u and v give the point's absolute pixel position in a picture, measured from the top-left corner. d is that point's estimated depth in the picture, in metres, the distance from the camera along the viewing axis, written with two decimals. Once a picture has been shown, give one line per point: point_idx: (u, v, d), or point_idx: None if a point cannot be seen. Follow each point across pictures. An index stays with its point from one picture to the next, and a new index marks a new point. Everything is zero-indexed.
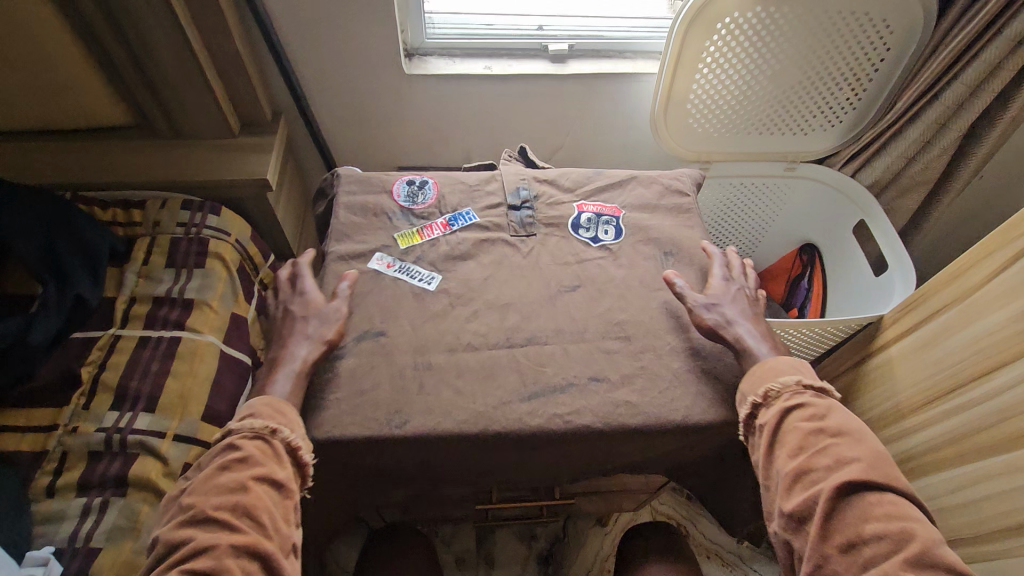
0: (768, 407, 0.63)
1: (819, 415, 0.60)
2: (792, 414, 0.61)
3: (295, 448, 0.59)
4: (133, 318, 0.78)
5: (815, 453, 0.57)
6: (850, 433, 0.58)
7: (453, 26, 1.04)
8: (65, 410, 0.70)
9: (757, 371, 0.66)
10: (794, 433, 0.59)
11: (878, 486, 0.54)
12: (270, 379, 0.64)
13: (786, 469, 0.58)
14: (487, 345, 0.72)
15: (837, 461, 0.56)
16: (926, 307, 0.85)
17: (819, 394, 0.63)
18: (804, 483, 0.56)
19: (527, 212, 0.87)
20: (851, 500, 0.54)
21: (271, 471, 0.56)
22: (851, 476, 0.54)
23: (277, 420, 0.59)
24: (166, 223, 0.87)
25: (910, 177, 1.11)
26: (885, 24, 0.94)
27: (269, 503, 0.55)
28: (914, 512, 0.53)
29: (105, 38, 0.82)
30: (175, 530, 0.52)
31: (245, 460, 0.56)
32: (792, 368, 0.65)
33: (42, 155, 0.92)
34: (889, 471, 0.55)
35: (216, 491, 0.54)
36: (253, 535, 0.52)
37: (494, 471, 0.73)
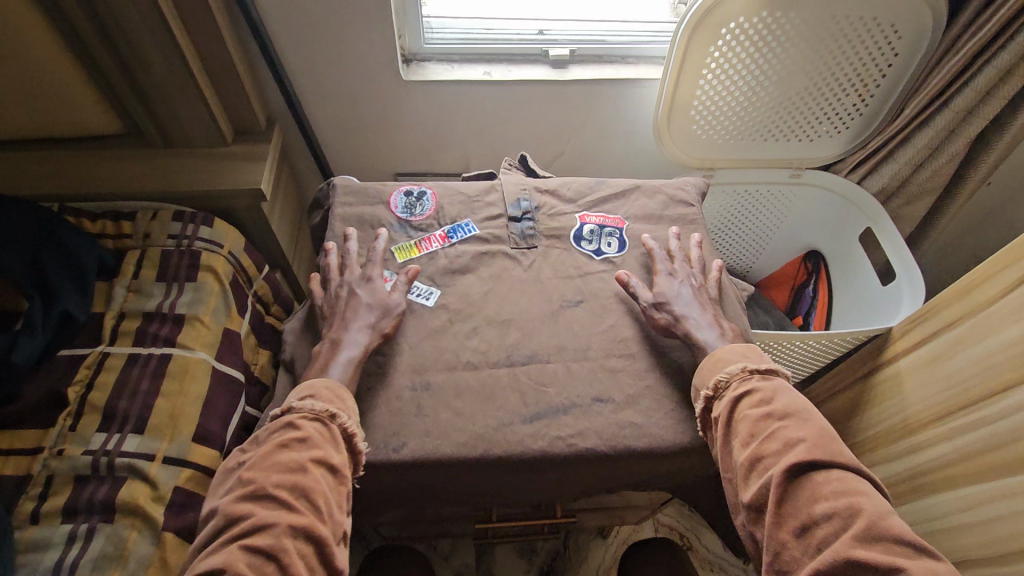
0: (720, 399, 0.64)
1: (767, 400, 0.61)
2: (740, 403, 0.62)
3: (350, 435, 0.61)
4: (122, 334, 0.76)
5: (764, 439, 0.57)
6: (795, 414, 0.59)
7: (452, 31, 1.02)
8: (51, 431, 0.67)
9: (708, 366, 0.67)
10: (744, 421, 0.60)
11: (824, 464, 0.54)
12: (329, 359, 0.66)
13: (741, 459, 0.58)
14: (487, 363, 0.71)
15: (785, 444, 0.56)
16: (939, 319, 0.84)
17: (765, 376, 0.64)
18: (758, 471, 0.56)
19: (528, 223, 0.85)
20: (800, 482, 0.54)
21: (328, 455, 0.58)
22: (797, 457, 0.54)
23: (336, 405, 0.61)
24: (156, 235, 0.84)
25: (917, 184, 1.09)
26: (893, 30, 0.92)
27: (325, 486, 0.56)
28: (863, 486, 0.53)
29: (94, 47, 0.79)
30: (236, 503, 0.53)
31: (305, 441, 0.58)
32: (737, 355, 0.66)
33: (30, 165, 0.90)
34: (834, 448, 0.56)
35: (277, 469, 0.55)
36: (309, 517, 0.53)
37: (495, 492, 0.71)
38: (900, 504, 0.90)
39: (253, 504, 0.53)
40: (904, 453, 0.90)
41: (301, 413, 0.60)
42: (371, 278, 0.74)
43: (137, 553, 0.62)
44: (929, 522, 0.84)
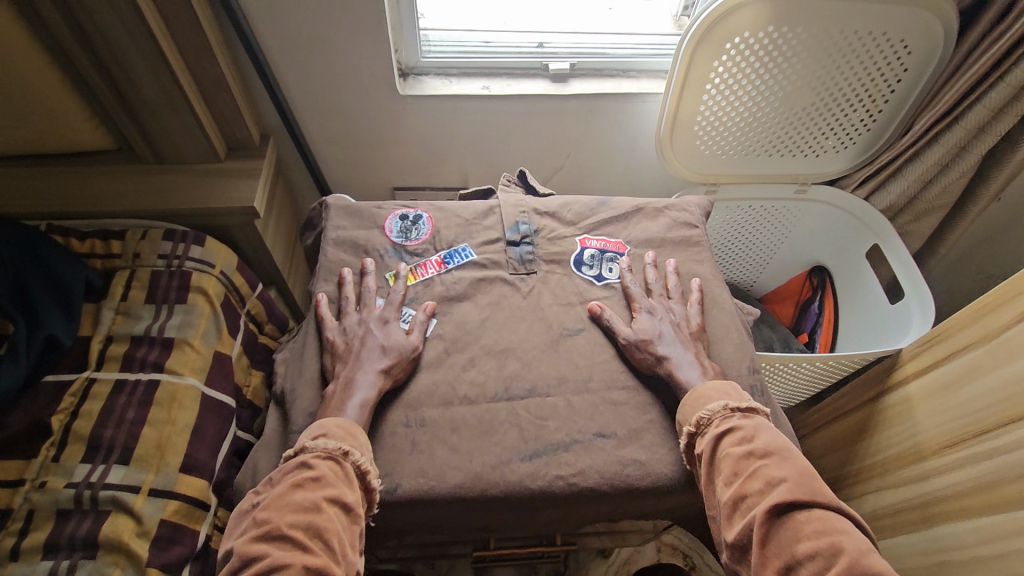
0: (702, 435, 0.65)
1: (748, 438, 0.61)
2: (722, 441, 0.62)
3: (362, 473, 0.60)
4: (109, 359, 0.74)
5: (746, 478, 0.57)
6: (776, 453, 0.59)
7: (450, 45, 1.00)
8: (33, 463, 0.65)
9: (688, 403, 0.68)
10: (726, 459, 0.60)
11: (805, 503, 0.53)
12: (344, 398, 0.66)
13: (724, 498, 0.58)
14: (484, 397, 0.71)
15: (766, 483, 0.56)
16: (955, 340, 0.82)
17: (746, 414, 0.65)
18: (742, 510, 0.56)
19: (527, 247, 0.84)
20: (783, 522, 0.53)
21: (341, 493, 0.57)
22: (778, 497, 0.54)
23: (349, 444, 0.61)
24: (146, 254, 0.82)
25: (926, 201, 1.07)
26: (902, 45, 0.90)
27: (340, 525, 0.54)
28: (844, 525, 0.52)
29: (81, 63, 0.78)
30: (253, 544, 0.52)
31: (319, 479, 0.57)
32: (716, 394, 0.67)
33: (18, 183, 0.88)
34: (815, 487, 0.55)
35: (291, 507, 0.54)
36: (324, 558, 0.51)
37: (493, 523, 0.70)
38: (908, 532, 0.88)
39: (266, 544, 0.52)
40: (916, 478, 0.87)
41: (315, 452, 0.59)
42: (388, 321, 0.74)
43: None
44: (938, 552, 0.82)
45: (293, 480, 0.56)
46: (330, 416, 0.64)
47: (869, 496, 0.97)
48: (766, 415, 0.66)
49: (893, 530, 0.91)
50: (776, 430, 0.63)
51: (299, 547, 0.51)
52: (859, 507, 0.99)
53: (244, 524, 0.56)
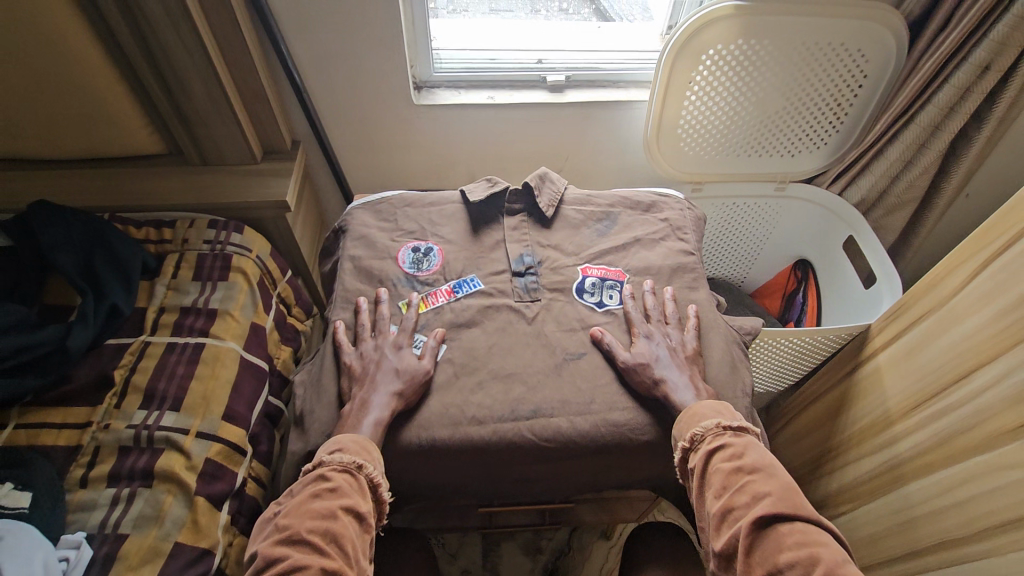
0: (695, 449, 0.71)
1: (738, 454, 0.67)
2: (714, 456, 0.68)
3: (374, 485, 0.68)
4: (162, 326, 0.85)
5: (734, 491, 0.64)
6: (763, 469, 0.65)
7: (459, 61, 1.12)
8: (99, 408, 0.76)
9: (684, 420, 0.73)
10: (717, 474, 0.67)
11: (787, 516, 0.60)
12: (359, 417, 0.73)
13: (713, 510, 0.65)
14: (491, 418, 0.77)
15: (753, 497, 0.62)
16: (911, 313, 0.91)
17: (737, 433, 0.71)
18: (729, 521, 0.62)
19: (531, 277, 0.91)
20: (767, 533, 0.59)
21: (356, 503, 0.65)
22: (761, 511, 0.60)
23: (363, 457, 0.68)
24: (193, 240, 0.94)
25: (894, 196, 1.17)
26: (861, 55, 1.00)
27: (352, 532, 0.63)
28: (824, 538, 0.58)
29: (143, 75, 0.91)
30: (277, 547, 0.60)
31: (335, 490, 0.65)
32: (713, 412, 0.72)
33: (83, 180, 1.02)
34: (797, 502, 0.61)
35: (310, 516, 0.62)
36: (339, 562, 0.59)
37: (499, 470, 0.78)
38: (882, 494, 0.95)
39: (289, 548, 0.60)
40: (885, 443, 0.95)
41: (331, 465, 0.67)
42: (402, 347, 0.82)
43: (172, 515, 0.69)
44: (908, 509, 0.89)
45: (312, 491, 0.64)
46: (340, 434, 0.72)
47: (848, 467, 1.04)
48: (754, 433, 0.72)
49: (870, 495, 0.98)
50: (765, 448, 0.69)
51: (317, 552, 0.60)
52: (840, 477, 1.06)
53: (269, 530, 0.64)
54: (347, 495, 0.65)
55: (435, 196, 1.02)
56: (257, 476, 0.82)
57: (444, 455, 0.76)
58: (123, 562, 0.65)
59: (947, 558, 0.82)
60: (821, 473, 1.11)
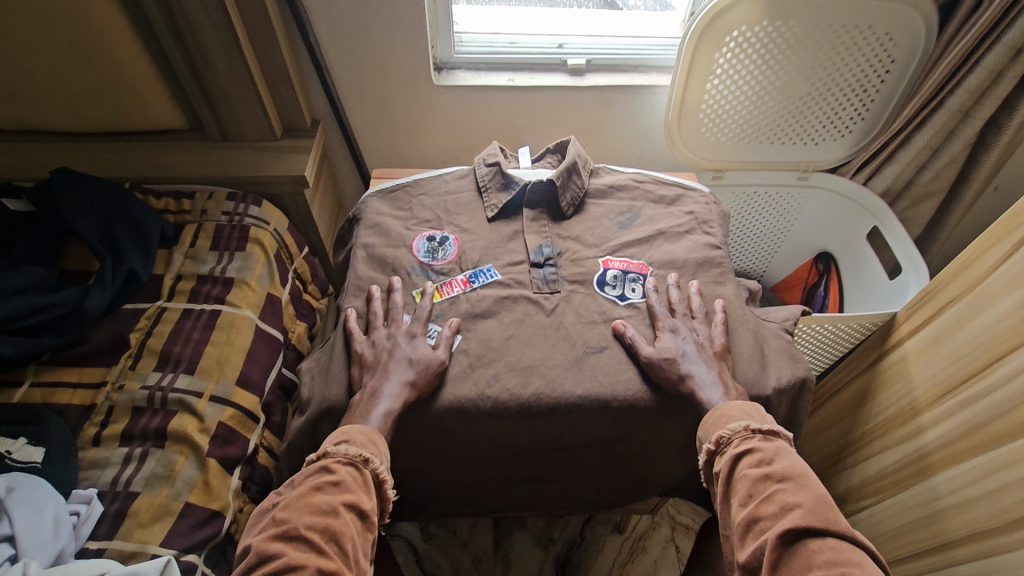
0: (721, 454, 0.66)
1: (767, 460, 0.62)
2: (740, 461, 0.63)
3: (378, 481, 0.64)
4: (179, 293, 0.85)
5: (761, 500, 0.58)
6: (794, 479, 0.59)
7: (480, 44, 1.12)
8: (114, 369, 0.76)
9: (710, 421, 0.68)
10: (742, 480, 0.61)
11: (817, 531, 0.54)
12: (369, 407, 0.68)
13: (738, 518, 0.59)
14: (510, 413, 0.71)
15: (781, 507, 0.57)
16: (940, 298, 0.88)
17: (768, 437, 0.65)
18: (754, 533, 0.57)
19: (551, 269, 0.84)
20: (795, 550, 0.53)
21: (360, 500, 0.60)
22: (788, 523, 0.54)
23: (370, 451, 0.63)
24: (212, 211, 0.95)
25: (921, 185, 1.16)
26: (888, 38, 0.98)
27: (354, 531, 0.58)
28: (858, 557, 0.52)
29: (168, 48, 0.92)
30: (270, 543, 0.55)
31: (339, 485, 0.60)
32: (741, 413, 0.67)
33: (105, 152, 1.03)
34: (830, 517, 0.55)
35: (309, 511, 0.57)
36: (339, 563, 0.54)
37: (516, 450, 0.75)
38: (909, 485, 0.92)
39: (285, 544, 0.55)
40: (912, 433, 0.92)
41: (336, 457, 0.63)
42: (415, 336, 0.75)
43: (183, 475, 0.68)
44: (936, 500, 0.86)
45: (315, 483, 0.60)
46: (349, 425, 0.67)
47: (872, 460, 1.01)
48: (788, 439, 0.67)
49: (895, 487, 0.95)
50: (797, 454, 0.64)
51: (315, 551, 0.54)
52: (864, 470, 1.03)
53: (263, 522, 0.59)
54: (351, 491, 0.61)
55: (452, 183, 0.96)
56: (270, 445, 0.81)
57: (457, 437, 0.73)
58: (134, 519, 0.64)
59: (977, 549, 0.79)
60: (842, 468, 1.08)
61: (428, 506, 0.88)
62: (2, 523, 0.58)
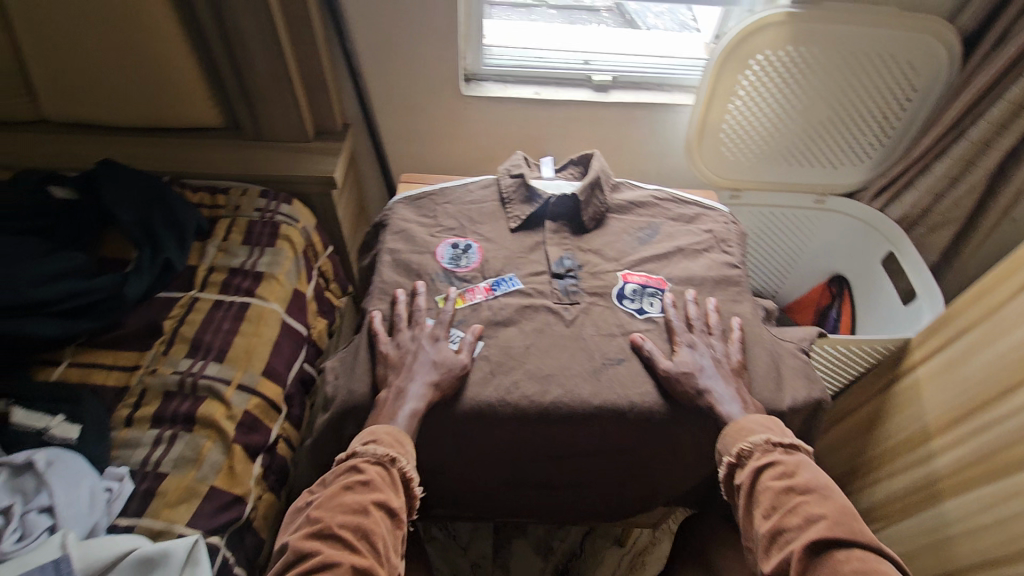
0: (743, 466, 0.67)
1: (789, 473, 0.63)
2: (762, 473, 0.64)
3: (406, 479, 0.66)
4: (211, 284, 0.89)
5: (786, 512, 0.60)
6: (817, 490, 0.61)
7: (509, 58, 1.16)
8: (148, 353, 0.79)
9: (730, 433, 0.69)
10: (766, 493, 0.63)
11: (843, 542, 0.56)
12: (394, 408, 0.70)
13: (762, 530, 0.61)
14: (526, 419, 0.73)
15: (805, 519, 0.59)
16: (954, 326, 0.89)
17: (788, 450, 0.66)
18: (779, 545, 0.59)
19: (572, 280, 0.86)
20: (820, 560, 0.55)
21: (388, 498, 0.63)
22: (814, 534, 0.57)
23: (397, 451, 0.66)
24: (245, 207, 0.99)
25: (939, 213, 1.12)
26: (908, 66, 1.03)
27: (384, 528, 0.61)
28: (883, 566, 0.54)
29: (214, 49, 0.96)
30: (306, 542, 0.59)
31: (368, 484, 0.63)
32: (762, 428, 0.68)
33: (146, 146, 1.07)
34: (853, 527, 0.57)
35: (342, 510, 0.61)
36: (372, 560, 0.58)
37: (530, 455, 0.77)
38: (917, 510, 0.92)
39: (320, 543, 0.58)
40: (921, 459, 0.93)
41: (364, 457, 0.65)
42: (439, 339, 0.77)
43: (210, 460, 0.71)
44: (944, 526, 0.86)
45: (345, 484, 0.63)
46: (377, 424, 0.69)
47: (880, 484, 1.02)
48: (807, 451, 0.68)
49: (902, 511, 0.96)
50: (818, 468, 0.65)
51: (349, 549, 0.58)
52: (871, 494, 1.03)
53: (299, 520, 0.63)
54: (380, 490, 0.64)
55: (476, 193, 0.97)
56: (288, 437, 0.83)
57: (474, 439, 0.75)
58: (163, 499, 0.67)
59: None
60: (848, 491, 1.09)
61: (439, 507, 0.90)
62: (42, 496, 0.62)
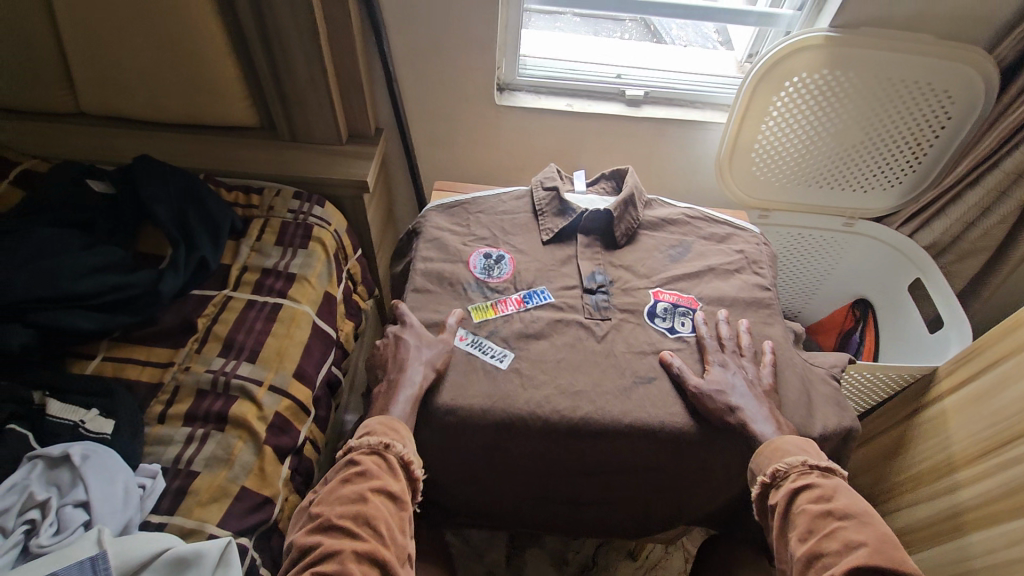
0: (777, 487, 0.67)
1: (826, 497, 0.63)
2: (799, 496, 0.65)
3: (406, 463, 0.66)
4: (244, 283, 0.89)
5: (824, 537, 0.60)
6: (856, 517, 0.61)
7: (543, 69, 1.16)
8: (181, 351, 0.80)
9: (764, 453, 0.69)
10: (803, 516, 0.63)
11: (886, 571, 0.55)
12: (390, 398, 0.71)
13: (798, 553, 0.61)
14: (556, 434, 0.73)
15: (844, 545, 0.58)
16: (986, 357, 0.88)
17: (825, 473, 0.66)
18: (816, 569, 0.58)
19: (603, 296, 0.85)
20: None
21: (387, 484, 0.64)
22: (854, 561, 0.56)
23: (391, 437, 0.66)
24: (279, 208, 0.99)
25: (969, 242, 1.15)
26: (946, 96, 1.00)
27: (386, 512, 0.61)
28: None
29: (254, 50, 0.97)
30: (309, 535, 0.60)
31: (365, 473, 0.64)
32: (798, 449, 0.68)
33: (182, 143, 1.08)
34: (897, 556, 0.56)
35: (340, 501, 0.62)
36: (374, 543, 0.58)
37: (557, 470, 0.77)
38: (940, 542, 0.91)
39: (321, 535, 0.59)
40: (946, 490, 0.92)
41: (359, 449, 0.66)
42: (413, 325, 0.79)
43: (241, 460, 0.71)
44: (967, 560, 0.85)
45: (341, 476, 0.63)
46: (372, 417, 0.70)
47: (902, 513, 1.01)
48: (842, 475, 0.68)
49: (924, 543, 0.95)
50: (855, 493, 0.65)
51: (350, 535, 0.59)
52: (892, 522, 1.02)
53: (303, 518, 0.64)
54: (378, 477, 0.64)
55: (509, 204, 0.98)
56: (315, 440, 0.84)
57: (502, 452, 0.75)
58: (194, 498, 0.67)
59: None
60: None
61: (460, 517, 0.90)
62: (77, 490, 0.62)
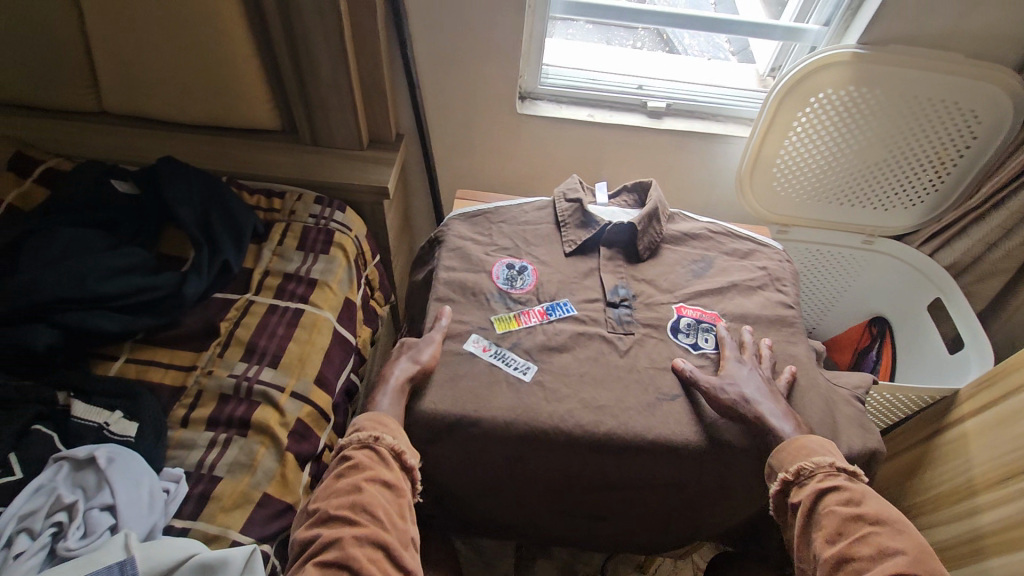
0: (800, 484, 0.66)
1: (855, 501, 0.62)
2: (825, 496, 0.63)
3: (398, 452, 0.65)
4: (266, 288, 0.89)
5: (855, 540, 0.59)
6: (890, 523, 0.60)
7: (565, 79, 1.16)
8: (204, 354, 0.80)
9: (788, 450, 0.68)
10: (830, 517, 0.62)
11: None
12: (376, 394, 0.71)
13: (825, 555, 0.60)
14: (579, 448, 0.73)
15: (878, 551, 0.58)
16: (1011, 380, 0.88)
17: (850, 477, 0.66)
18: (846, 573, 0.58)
19: (626, 310, 0.86)
20: None
21: (380, 474, 0.63)
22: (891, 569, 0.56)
23: (380, 430, 0.66)
24: (300, 212, 1.00)
25: (990, 262, 1.13)
26: (973, 115, 1.00)
27: (382, 500, 0.61)
28: None
29: (281, 55, 0.98)
30: (309, 530, 0.60)
31: (357, 466, 0.64)
32: (824, 450, 0.67)
33: (204, 145, 1.09)
34: (932, 566, 0.57)
35: (336, 494, 0.62)
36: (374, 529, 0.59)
37: (577, 484, 0.77)
38: (958, 565, 0.90)
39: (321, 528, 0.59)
40: (966, 513, 0.91)
41: (349, 445, 0.66)
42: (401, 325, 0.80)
43: (264, 466, 0.71)
44: None
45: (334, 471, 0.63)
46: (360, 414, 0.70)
47: None
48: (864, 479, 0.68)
49: None
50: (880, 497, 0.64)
51: (349, 524, 0.59)
52: None
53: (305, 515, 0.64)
54: (370, 469, 0.64)
55: (531, 215, 0.98)
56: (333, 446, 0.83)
57: (523, 464, 0.75)
58: (217, 503, 0.67)
59: None
60: None
61: (476, 527, 0.89)
62: (104, 493, 0.62)
